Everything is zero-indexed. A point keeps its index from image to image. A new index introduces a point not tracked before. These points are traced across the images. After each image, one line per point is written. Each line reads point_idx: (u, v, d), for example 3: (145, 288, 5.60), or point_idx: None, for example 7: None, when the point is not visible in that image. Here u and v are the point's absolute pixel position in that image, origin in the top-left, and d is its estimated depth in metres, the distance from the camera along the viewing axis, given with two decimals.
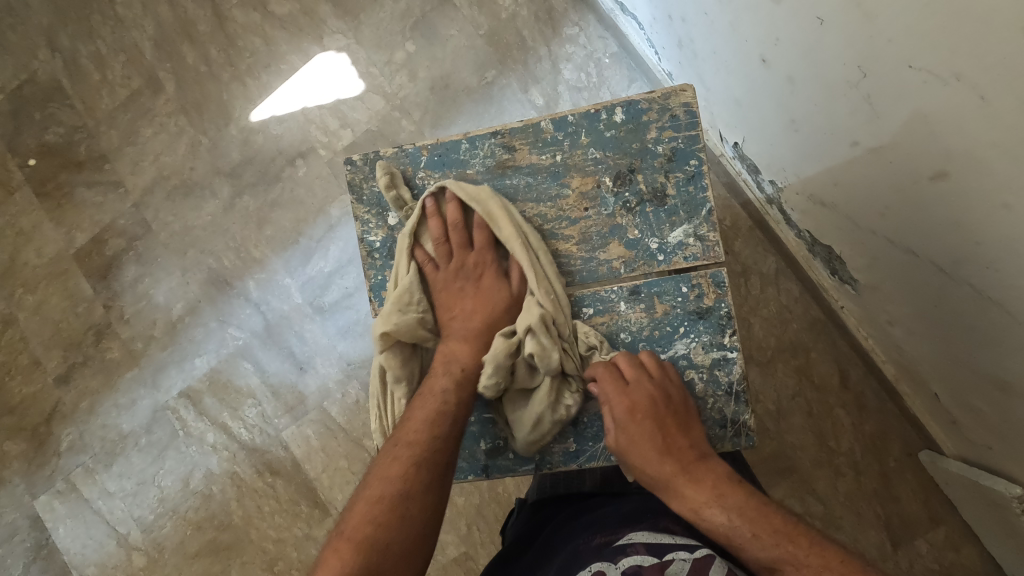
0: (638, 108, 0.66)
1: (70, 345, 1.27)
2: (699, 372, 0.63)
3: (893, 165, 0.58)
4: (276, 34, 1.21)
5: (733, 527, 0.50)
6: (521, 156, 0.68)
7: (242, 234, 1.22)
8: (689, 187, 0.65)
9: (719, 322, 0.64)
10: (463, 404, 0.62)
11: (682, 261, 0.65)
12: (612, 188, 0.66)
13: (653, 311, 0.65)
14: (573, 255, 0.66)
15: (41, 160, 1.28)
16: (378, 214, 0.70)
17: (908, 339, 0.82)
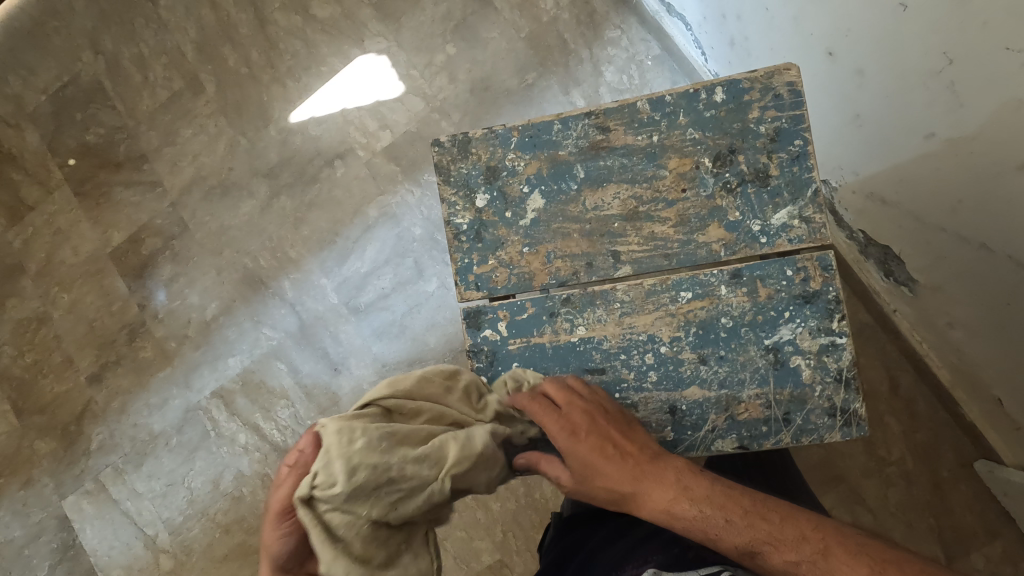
0: (739, 87, 0.64)
1: (103, 344, 1.27)
2: (805, 358, 0.62)
3: (973, 157, 0.57)
4: (317, 38, 1.22)
5: (705, 525, 0.53)
6: (616, 137, 0.65)
7: (278, 233, 1.21)
8: (794, 167, 0.63)
9: (827, 307, 0.62)
10: None
11: (786, 244, 0.63)
12: (712, 169, 0.64)
13: (756, 295, 0.63)
14: (670, 238, 0.64)
15: (81, 161, 1.29)
16: (466, 196, 0.67)
17: (969, 343, 0.79)
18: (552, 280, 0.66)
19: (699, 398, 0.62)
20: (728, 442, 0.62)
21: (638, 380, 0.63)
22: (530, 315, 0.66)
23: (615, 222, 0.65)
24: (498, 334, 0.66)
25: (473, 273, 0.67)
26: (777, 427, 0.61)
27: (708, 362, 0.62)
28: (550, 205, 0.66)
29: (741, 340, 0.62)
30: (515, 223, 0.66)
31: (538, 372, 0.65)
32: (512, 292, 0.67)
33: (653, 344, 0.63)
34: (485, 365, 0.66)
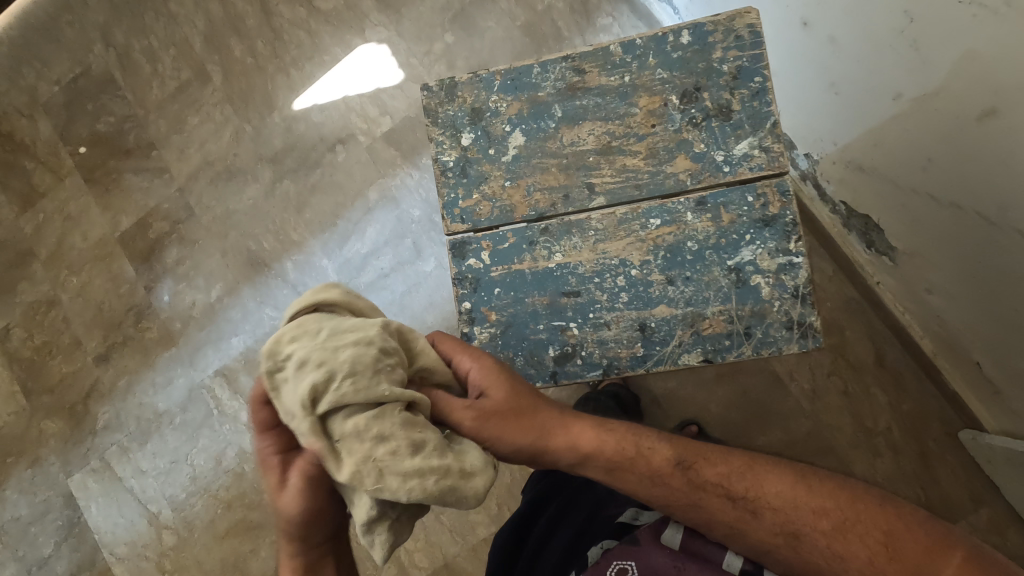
0: (704, 30, 0.68)
1: (110, 326, 1.30)
2: (765, 277, 0.64)
3: (937, 113, 0.60)
4: (320, 28, 1.27)
5: (637, 448, 0.64)
6: (590, 79, 0.69)
7: (282, 217, 1.25)
8: (754, 102, 0.66)
9: (785, 230, 0.65)
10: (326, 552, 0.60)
11: (748, 172, 0.66)
12: (679, 106, 0.67)
13: (719, 220, 0.65)
14: (640, 170, 0.67)
15: (91, 148, 1.34)
16: (452, 135, 0.70)
17: (949, 308, 0.82)
18: (532, 212, 0.69)
19: (667, 316, 0.65)
20: (694, 356, 0.65)
21: (610, 301, 0.66)
22: (511, 245, 0.68)
23: (590, 156, 0.68)
24: (482, 263, 0.68)
25: (459, 207, 0.70)
26: (739, 341, 0.64)
27: (675, 283, 0.65)
28: (530, 142, 0.69)
29: (706, 262, 0.65)
30: (497, 160, 0.69)
31: (518, 296, 0.68)
32: (495, 225, 0.69)
33: (625, 268, 0.66)
34: (468, 292, 0.68)
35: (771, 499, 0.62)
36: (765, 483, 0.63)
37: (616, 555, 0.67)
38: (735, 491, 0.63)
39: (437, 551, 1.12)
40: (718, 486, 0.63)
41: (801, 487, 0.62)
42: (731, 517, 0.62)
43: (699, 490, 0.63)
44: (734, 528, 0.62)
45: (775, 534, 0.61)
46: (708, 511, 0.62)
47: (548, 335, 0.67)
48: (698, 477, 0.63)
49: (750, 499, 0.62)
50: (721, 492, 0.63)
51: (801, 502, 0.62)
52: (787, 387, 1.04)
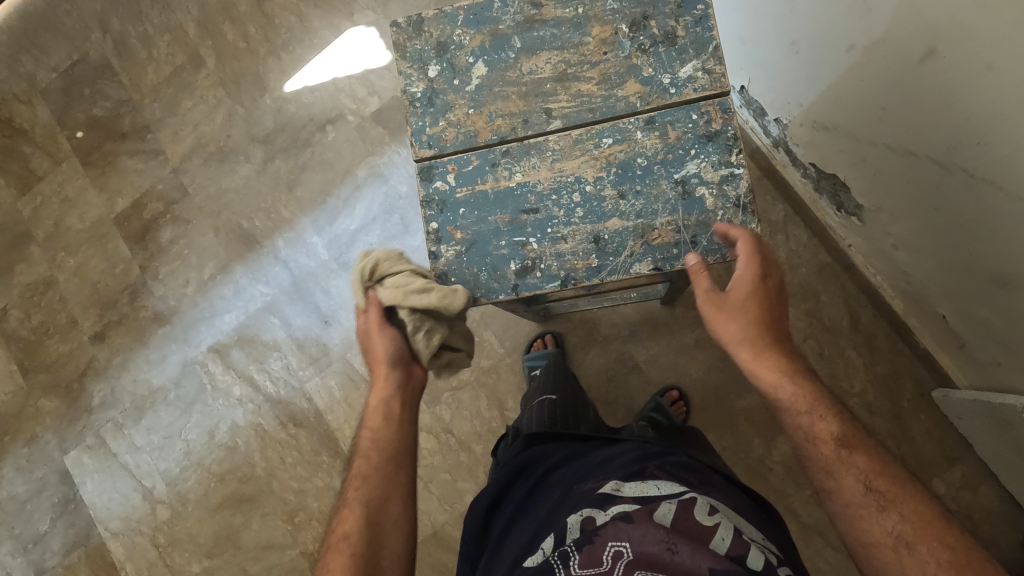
0: None
1: (106, 305, 1.33)
2: (710, 188, 0.67)
3: (887, 59, 0.63)
4: (310, 13, 1.30)
5: (811, 408, 0.61)
6: (547, 11, 0.72)
7: (273, 196, 1.28)
8: (698, 27, 0.69)
9: (727, 145, 0.68)
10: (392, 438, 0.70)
11: (692, 93, 0.68)
12: (628, 34, 0.70)
13: (667, 137, 0.68)
14: (594, 94, 0.70)
15: (88, 132, 1.37)
16: (420, 68, 0.73)
17: (913, 261, 0.84)
18: (495, 136, 0.71)
19: (619, 228, 0.68)
20: (644, 265, 0.67)
21: (567, 216, 0.69)
22: (475, 167, 0.71)
23: (547, 83, 0.71)
24: (448, 185, 0.71)
25: (427, 133, 0.72)
26: (686, 249, 0.67)
27: (627, 196, 0.68)
28: (492, 72, 0.72)
29: (654, 176, 0.68)
30: (462, 89, 0.72)
31: (480, 215, 0.70)
32: (461, 149, 0.72)
33: (580, 185, 0.69)
34: (435, 213, 0.71)
35: (901, 512, 0.54)
36: (902, 498, 0.55)
37: (610, 535, 0.54)
38: (876, 484, 0.56)
39: (426, 518, 1.14)
40: (852, 470, 0.57)
41: (938, 523, 0.53)
42: (851, 496, 0.56)
43: (837, 463, 0.58)
44: (848, 510, 0.57)
45: (887, 537, 0.54)
46: (835, 481, 0.58)
47: (509, 250, 0.69)
48: (849, 457, 0.58)
49: (880, 495, 0.55)
50: (856, 476, 0.57)
51: (924, 527, 0.53)
52: None
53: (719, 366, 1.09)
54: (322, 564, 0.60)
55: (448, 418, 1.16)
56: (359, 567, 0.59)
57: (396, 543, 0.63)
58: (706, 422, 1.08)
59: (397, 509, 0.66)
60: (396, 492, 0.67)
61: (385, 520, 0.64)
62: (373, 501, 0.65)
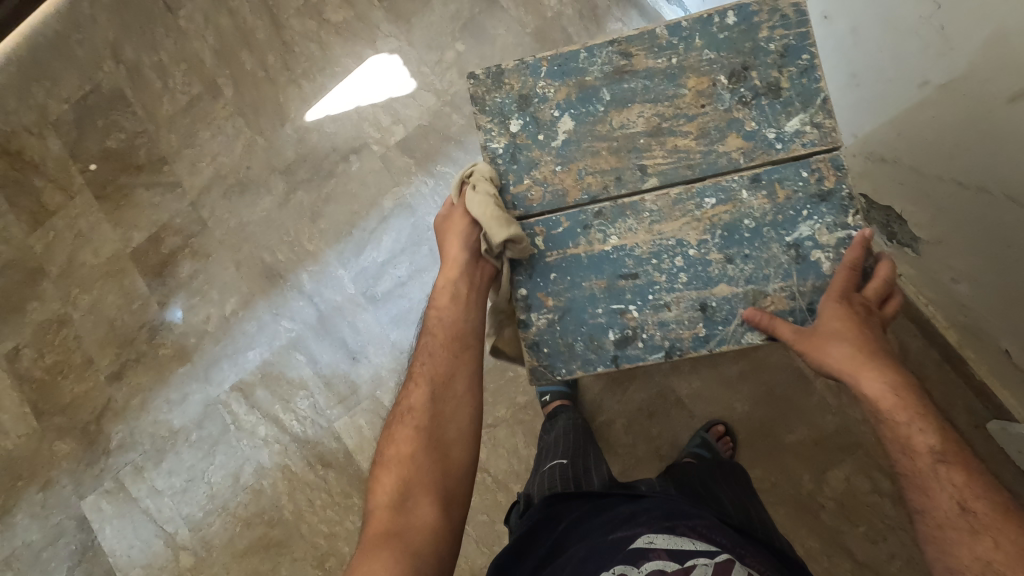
0: (749, 10, 0.67)
1: (123, 343, 1.29)
2: (825, 252, 0.64)
3: (967, 99, 0.61)
4: (331, 40, 1.28)
5: (916, 422, 0.54)
6: (638, 62, 0.69)
7: (296, 228, 1.25)
8: (803, 79, 0.66)
9: (841, 204, 0.65)
10: (456, 324, 0.72)
11: (800, 148, 0.65)
12: (727, 86, 0.67)
13: (775, 197, 0.65)
14: (693, 150, 0.67)
15: (102, 165, 1.33)
16: (500, 122, 0.71)
17: (975, 295, 0.81)
18: (585, 195, 0.69)
19: (728, 295, 0.65)
20: (757, 334, 0.64)
21: (670, 282, 0.66)
22: (564, 229, 0.68)
23: (640, 138, 0.68)
24: (536, 249, 0.68)
25: (510, 193, 0.70)
26: (802, 317, 0.64)
27: (735, 261, 0.65)
28: (580, 126, 0.69)
29: (763, 239, 0.65)
30: (548, 145, 0.70)
31: (574, 281, 0.68)
32: (548, 210, 0.69)
33: (682, 248, 0.66)
34: (524, 278, 0.69)
35: (998, 542, 0.48)
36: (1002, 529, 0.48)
37: None
38: (972, 505, 0.50)
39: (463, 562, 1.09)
40: (944, 488, 0.51)
41: None
42: (944, 516, 0.50)
43: (931, 478, 0.52)
44: (940, 535, 0.51)
45: (975, 563, 0.48)
46: (931, 500, 0.52)
47: (607, 319, 0.66)
48: (945, 473, 0.51)
49: (974, 520, 0.49)
50: (951, 496, 0.51)
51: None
52: (812, 384, 1.04)
53: (765, 399, 1.06)
54: (390, 436, 0.69)
55: (483, 456, 1.13)
56: (421, 445, 0.66)
57: (460, 421, 0.68)
58: (753, 457, 1.05)
59: (460, 386, 0.70)
60: (460, 374, 0.70)
61: (449, 397, 0.69)
62: (437, 380, 0.70)
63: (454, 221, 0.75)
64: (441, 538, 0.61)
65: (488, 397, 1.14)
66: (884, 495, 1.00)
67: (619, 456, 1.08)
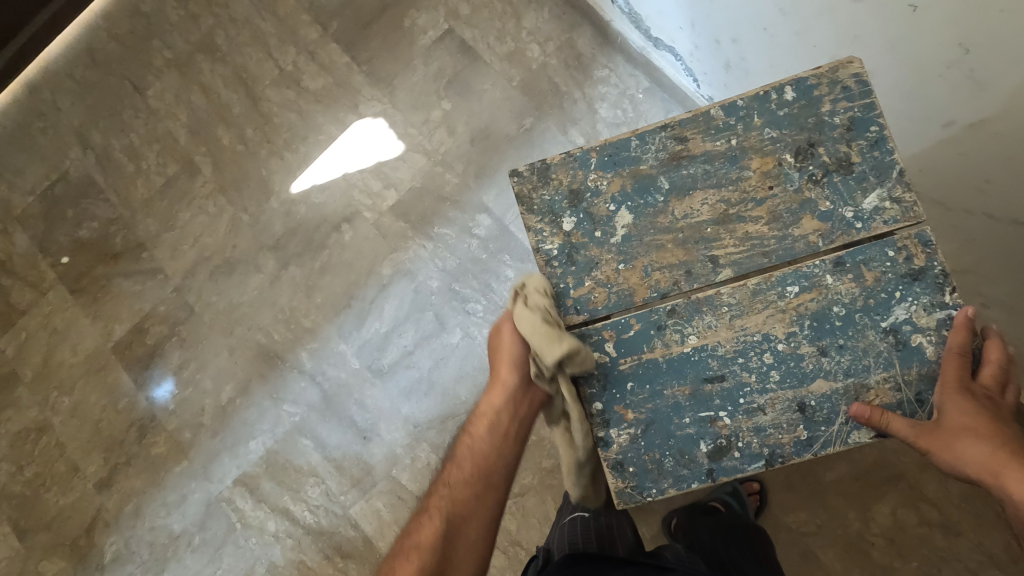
0: (807, 84, 0.65)
1: (111, 445, 1.19)
2: (926, 335, 0.60)
3: (1000, 137, 0.60)
4: (311, 108, 1.24)
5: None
6: (695, 146, 0.66)
7: (291, 304, 1.19)
8: (875, 151, 0.63)
9: (934, 282, 0.61)
10: (485, 457, 0.66)
11: (882, 226, 0.62)
12: (795, 165, 0.64)
13: (863, 280, 0.61)
14: (766, 236, 0.64)
15: (75, 256, 1.26)
16: (552, 222, 0.67)
17: (1009, 321, 0.78)
18: (654, 293, 0.65)
19: (826, 391, 0.61)
20: (864, 432, 0.59)
21: (761, 381, 0.62)
22: (637, 332, 0.64)
23: (707, 227, 0.65)
24: (608, 356, 0.64)
25: (571, 297, 0.66)
26: (910, 409, 0.59)
27: (830, 353, 0.61)
28: (640, 220, 0.66)
29: (857, 327, 0.61)
30: (606, 242, 0.66)
31: (655, 389, 0.63)
32: (615, 311, 0.65)
33: (769, 342, 0.62)
34: (598, 391, 0.64)
35: None
36: None
37: None
38: None
39: None
40: None
41: None
42: None
43: None
44: None
45: None
46: None
47: (697, 429, 0.62)
48: None
49: None
50: None
51: None
52: None
53: None
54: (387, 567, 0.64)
55: (514, 529, 1.07)
56: None
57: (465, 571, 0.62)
58: (794, 500, 1.01)
59: (474, 532, 0.64)
60: (477, 518, 0.65)
61: (461, 542, 0.63)
62: (453, 518, 0.64)
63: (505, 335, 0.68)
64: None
65: None
66: (932, 525, 0.97)
67: (656, 512, 1.03)
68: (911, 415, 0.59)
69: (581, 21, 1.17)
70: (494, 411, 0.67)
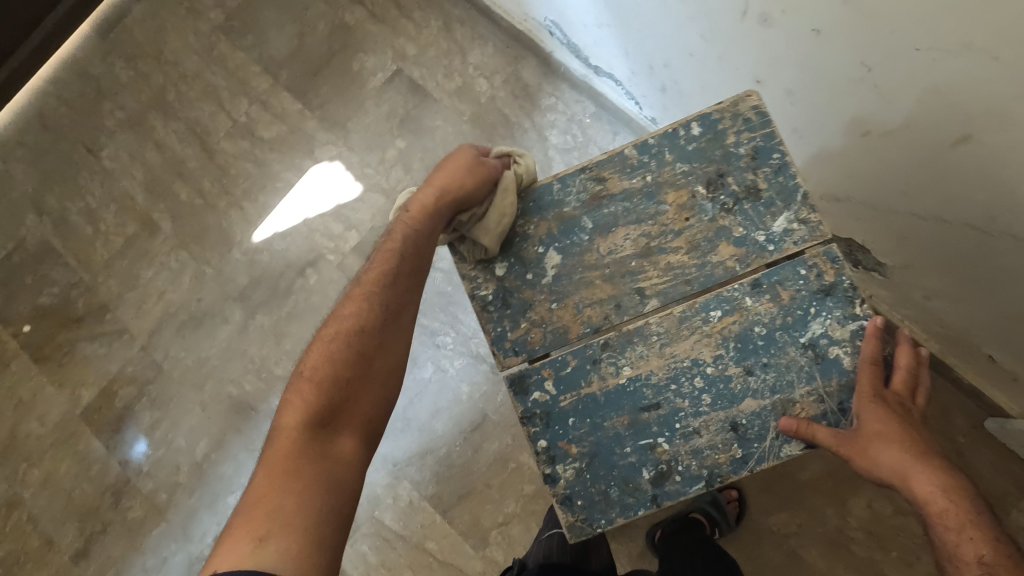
0: (712, 119, 0.68)
1: (85, 514, 1.17)
2: (842, 347, 0.63)
3: (912, 143, 0.63)
4: (267, 156, 1.25)
5: (966, 530, 0.51)
6: (613, 185, 0.69)
7: (260, 353, 1.18)
8: (780, 177, 0.66)
9: (845, 295, 0.64)
10: (414, 263, 0.67)
11: (793, 247, 0.65)
12: (707, 195, 0.67)
13: (780, 299, 0.64)
14: (687, 265, 0.67)
15: (37, 324, 1.24)
16: (485, 268, 0.70)
17: (952, 309, 0.82)
18: (587, 328, 0.67)
19: (756, 409, 0.63)
20: (795, 445, 0.61)
21: (694, 406, 0.63)
22: (574, 368, 0.66)
23: (632, 261, 0.68)
24: (548, 394, 0.65)
25: (509, 339, 0.68)
26: (836, 419, 0.61)
27: (755, 372, 0.63)
28: (568, 259, 0.69)
29: (778, 345, 0.64)
30: (538, 283, 0.69)
31: (595, 422, 0.65)
32: (551, 349, 0.67)
33: (699, 367, 0.64)
34: (541, 429, 0.65)
35: None
36: None
37: None
38: None
39: None
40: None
41: None
42: None
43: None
44: None
45: None
46: None
47: (638, 457, 0.63)
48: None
49: None
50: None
51: None
52: None
53: None
54: (313, 351, 0.65)
55: (501, 558, 1.06)
56: (345, 376, 0.63)
57: (392, 361, 0.66)
58: (772, 503, 1.03)
59: (402, 329, 0.67)
60: (407, 308, 0.67)
61: (389, 338, 0.66)
62: (384, 313, 0.66)
63: (467, 159, 0.70)
64: (357, 473, 0.60)
65: (494, 495, 1.09)
66: (907, 514, 0.99)
67: (640, 527, 1.04)
68: (837, 424, 0.61)
69: (525, 52, 1.21)
70: (431, 214, 0.67)
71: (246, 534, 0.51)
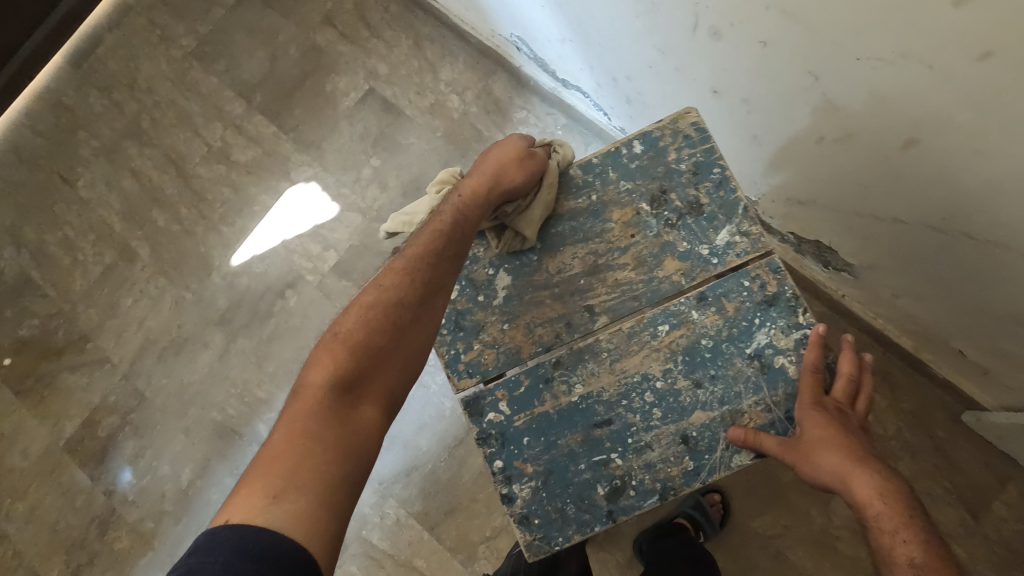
0: (652, 137, 0.70)
1: (71, 547, 1.16)
2: (787, 356, 0.63)
3: (864, 148, 0.65)
4: (244, 180, 1.26)
5: (900, 533, 0.52)
6: (560, 205, 0.71)
7: (243, 377, 1.18)
8: (720, 191, 0.68)
9: (789, 304, 0.65)
10: (459, 237, 0.65)
11: (735, 259, 0.67)
12: (651, 212, 0.69)
13: (725, 311, 0.65)
14: (634, 281, 0.68)
15: (17, 357, 1.23)
16: None
17: (920, 306, 0.83)
18: (539, 346, 0.68)
19: (706, 421, 0.63)
20: (745, 455, 0.62)
21: (645, 420, 0.64)
22: (527, 387, 0.67)
23: (580, 279, 0.69)
24: (502, 415, 0.67)
25: (462, 361, 0.69)
26: (784, 427, 0.62)
27: (703, 384, 0.64)
28: (518, 279, 0.70)
29: (724, 357, 0.64)
30: (490, 304, 0.70)
31: (549, 440, 0.66)
32: (505, 369, 0.68)
33: (648, 382, 0.65)
34: (496, 449, 0.66)
35: None
36: None
37: None
38: None
39: None
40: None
41: None
42: None
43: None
44: None
45: None
46: None
47: (592, 473, 0.64)
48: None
49: None
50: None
51: None
52: None
53: None
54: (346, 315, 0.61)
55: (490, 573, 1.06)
56: (376, 343, 0.58)
57: (424, 338, 0.61)
58: (757, 505, 1.03)
59: (438, 305, 0.63)
60: (447, 289, 0.64)
61: (424, 314, 0.62)
62: (424, 283, 0.62)
63: (522, 152, 0.70)
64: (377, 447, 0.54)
65: (481, 509, 1.09)
66: None
67: (627, 535, 1.04)
68: (784, 432, 0.62)
69: (495, 68, 1.22)
70: (482, 194, 0.66)
71: (259, 489, 0.47)
